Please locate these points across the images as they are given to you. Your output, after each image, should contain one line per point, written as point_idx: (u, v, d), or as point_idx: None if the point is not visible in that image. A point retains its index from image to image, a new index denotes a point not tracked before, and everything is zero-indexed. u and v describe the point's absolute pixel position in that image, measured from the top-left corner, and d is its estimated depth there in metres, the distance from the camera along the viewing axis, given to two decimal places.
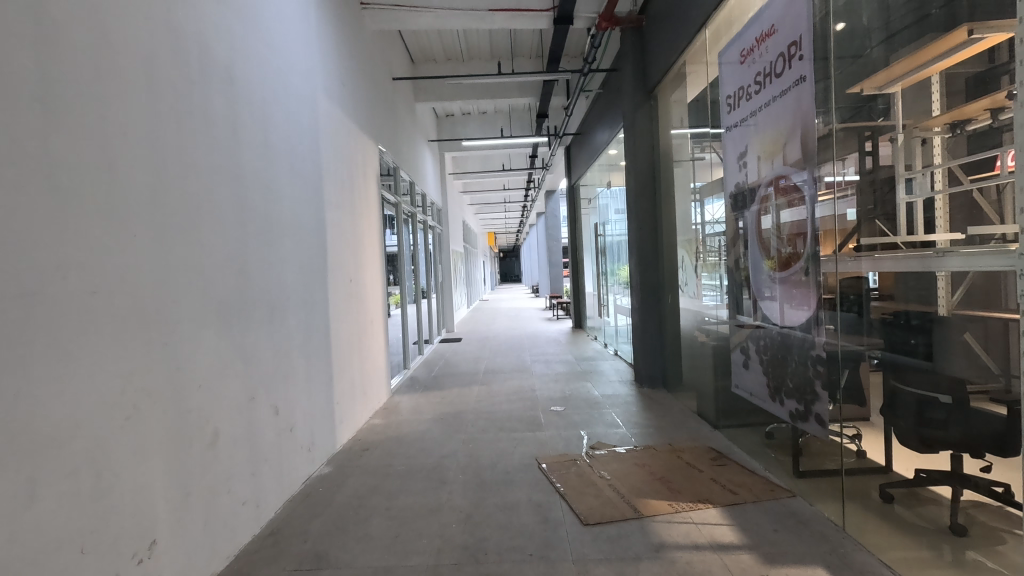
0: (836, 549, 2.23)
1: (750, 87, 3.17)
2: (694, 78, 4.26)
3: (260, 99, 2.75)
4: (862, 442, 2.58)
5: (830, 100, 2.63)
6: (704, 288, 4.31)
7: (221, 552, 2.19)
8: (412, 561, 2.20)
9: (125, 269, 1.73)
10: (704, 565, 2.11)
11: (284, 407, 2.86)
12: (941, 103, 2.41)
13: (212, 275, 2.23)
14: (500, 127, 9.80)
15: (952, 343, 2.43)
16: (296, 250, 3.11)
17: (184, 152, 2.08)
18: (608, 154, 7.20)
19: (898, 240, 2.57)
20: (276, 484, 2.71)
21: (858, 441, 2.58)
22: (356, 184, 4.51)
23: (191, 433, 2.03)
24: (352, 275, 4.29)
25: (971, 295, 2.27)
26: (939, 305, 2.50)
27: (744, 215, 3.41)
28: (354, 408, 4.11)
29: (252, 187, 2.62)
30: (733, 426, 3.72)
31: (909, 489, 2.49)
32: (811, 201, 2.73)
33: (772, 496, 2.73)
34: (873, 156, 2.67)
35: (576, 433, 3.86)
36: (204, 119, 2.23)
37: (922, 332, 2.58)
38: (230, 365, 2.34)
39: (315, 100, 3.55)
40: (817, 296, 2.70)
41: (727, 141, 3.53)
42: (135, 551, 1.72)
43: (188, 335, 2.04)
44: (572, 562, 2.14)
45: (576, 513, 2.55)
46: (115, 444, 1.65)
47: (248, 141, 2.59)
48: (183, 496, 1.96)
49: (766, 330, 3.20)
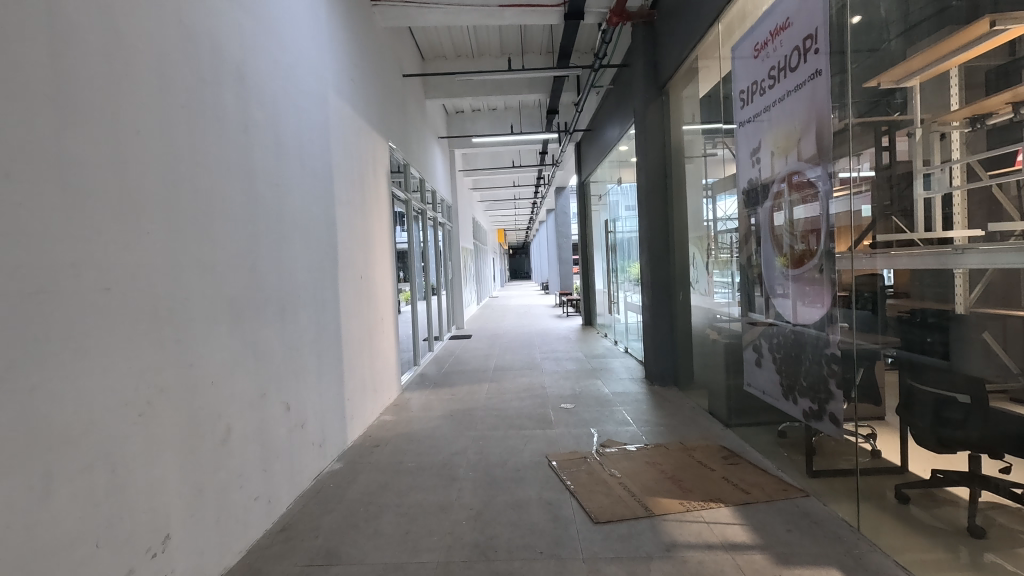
0: (851, 550, 2.20)
1: (763, 82, 3.14)
2: (706, 73, 4.22)
3: (271, 97, 2.76)
4: (877, 442, 2.53)
5: (846, 95, 2.56)
6: (716, 285, 4.27)
7: (233, 547, 2.20)
8: (422, 558, 2.21)
9: (137, 265, 1.74)
10: (717, 565, 2.09)
11: (295, 403, 2.87)
12: (959, 98, 2.39)
13: (224, 272, 2.24)
14: (510, 123, 9.78)
15: (971, 341, 2.44)
16: (307, 247, 3.12)
17: (196, 150, 2.09)
18: (618, 150, 7.15)
19: (914, 237, 2.50)
20: (288, 481, 2.73)
21: (874, 441, 2.54)
22: (366, 181, 4.51)
23: (204, 430, 2.04)
24: (362, 272, 4.30)
25: (989, 295, 2.32)
26: (956, 304, 2.48)
27: (756, 211, 3.38)
28: (365, 405, 4.12)
29: (263, 184, 2.62)
30: (745, 424, 3.69)
31: (924, 490, 2.45)
32: (824, 198, 2.72)
33: (785, 496, 2.70)
34: (889, 152, 2.58)
35: (586, 431, 3.84)
36: (216, 116, 2.24)
37: (940, 331, 2.56)
38: (242, 362, 2.35)
39: (325, 98, 3.56)
40: (831, 295, 2.68)
41: (740, 136, 3.48)
42: (149, 545, 1.73)
43: (201, 333, 2.06)
44: (582, 561, 2.13)
45: (586, 511, 2.54)
46: (129, 440, 1.66)
47: (259, 139, 2.60)
48: (196, 492, 1.98)
49: (779, 327, 3.17)
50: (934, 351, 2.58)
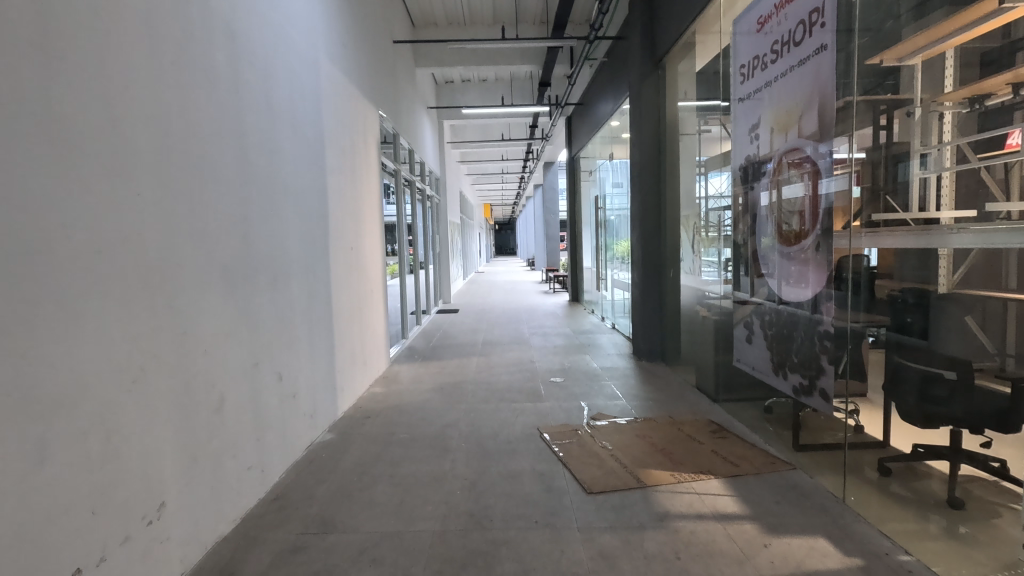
0: (836, 520, 2.24)
1: (766, 56, 3.05)
2: (705, 48, 4.22)
3: (263, 57, 2.65)
4: (860, 417, 2.67)
5: (851, 74, 2.51)
6: (704, 264, 4.41)
7: (228, 515, 2.19)
8: (418, 526, 2.21)
9: (128, 229, 1.68)
10: (708, 534, 2.13)
11: (287, 373, 2.84)
12: (953, 79, 2.55)
13: (216, 237, 2.18)
14: (501, 95, 9.62)
15: (947, 322, 2.79)
16: (298, 215, 3.05)
17: (186, 111, 2.01)
18: (610, 126, 7.09)
19: (907, 217, 2.73)
20: (280, 451, 2.71)
21: (857, 417, 2.67)
22: (357, 150, 4.42)
23: (197, 397, 2.01)
24: (353, 243, 4.23)
25: (971, 277, 2.70)
26: (939, 285, 2.87)
27: (755, 187, 3.29)
28: (354, 376, 4.10)
29: (254, 149, 2.53)
30: (733, 399, 3.77)
31: (907, 464, 2.63)
32: (825, 175, 2.59)
33: (772, 468, 2.74)
34: (887, 131, 2.87)
35: (576, 405, 3.87)
36: (206, 75, 2.15)
37: (919, 312, 2.92)
38: (234, 330, 2.31)
39: (316, 61, 3.44)
40: (827, 271, 2.58)
41: (739, 113, 3.43)
42: (144, 512, 1.71)
43: (193, 299, 2.01)
44: (577, 530, 2.16)
45: (580, 482, 2.57)
46: (124, 406, 1.63)
47: (250, 100, 2.50)
48: (191, 461, 1.95)
49: (771, 305, 3.12)
50: (912, 330, 2.94)
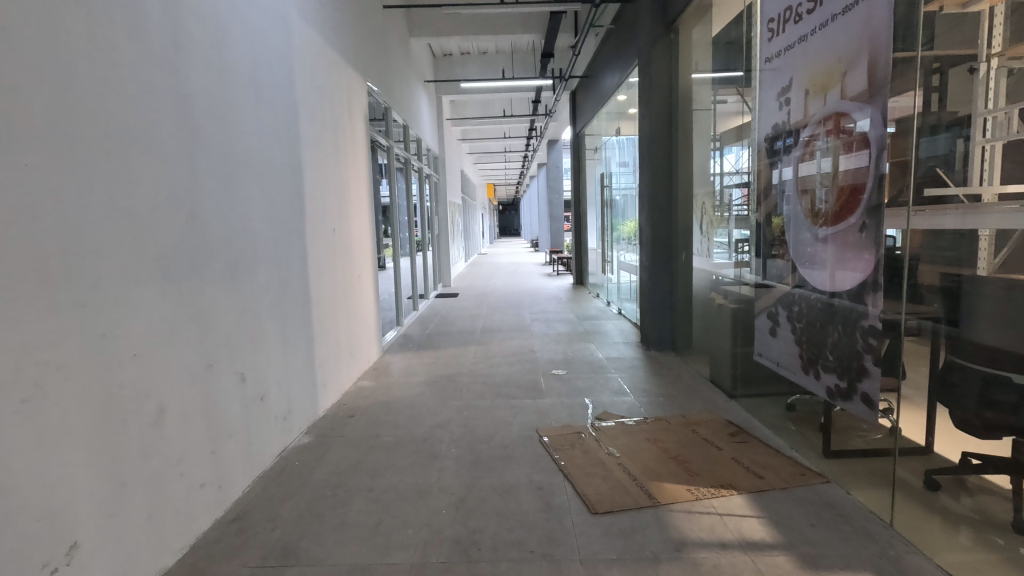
0: (885, 551, 1.90)
1: (800, 6, 2.63)
2: (723, 8, 3.84)
3: (213, 7, 2.27)
4: (896, 419, 2.19)
5: (913, 30, 2.04)
6: (714, 246, 4.12)
7: (172, 545, 1.88)
8: (393, 558, 1.90)
9: (12, 211, 1.34)
10: (734, 570, 1.80)
11: (252, 373, 2.50)
12: (1003, 37, 2.13)
13: (149, 219, 1.83)
14: (502, 68, 9.17)
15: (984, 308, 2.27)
16: (263, 191, 2.68)
17: (102, 66, 1.65)
18: (616, 99, 6.67)
19: (955, 194, 2.21)
20: (243, 461, 2.39)
21: (891, 418, 2.19)
22: (339, 123, 4.01)
23: (124, 411, 1.68)
24: (335, 226, 3.88)
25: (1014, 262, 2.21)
26: (980, 268, 2.34)
27: (783, 159, 2.86)
28: (339, 370, 3.78)
29: (203, 115, 2.17)
30: (752, 395, 3.43)
31: (956, 476, 2.24)
32: (875, 146, 2.17)
33: (803, 482, 2.40)
34: (939, 93, 2.20)
35: (580, 401, 3.55)
36: (132, 24, 1.78)
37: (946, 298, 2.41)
38: (180, 326, 1.98)
39: (286, 18, 3.05)
40: (875, 255, 2.17)
41: (765, 75, 3.01)
42: (46, 559, 1.40)
43: (116, 294, 1.67)
44: (579, 562, 1.84)
45: (583, 499, 2.24)
46: (6, 433, 1.30)
47: (195, 58, 2.13)
48: (117, 488, 1.64)
49: (802, 294, 2.72)
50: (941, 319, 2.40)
